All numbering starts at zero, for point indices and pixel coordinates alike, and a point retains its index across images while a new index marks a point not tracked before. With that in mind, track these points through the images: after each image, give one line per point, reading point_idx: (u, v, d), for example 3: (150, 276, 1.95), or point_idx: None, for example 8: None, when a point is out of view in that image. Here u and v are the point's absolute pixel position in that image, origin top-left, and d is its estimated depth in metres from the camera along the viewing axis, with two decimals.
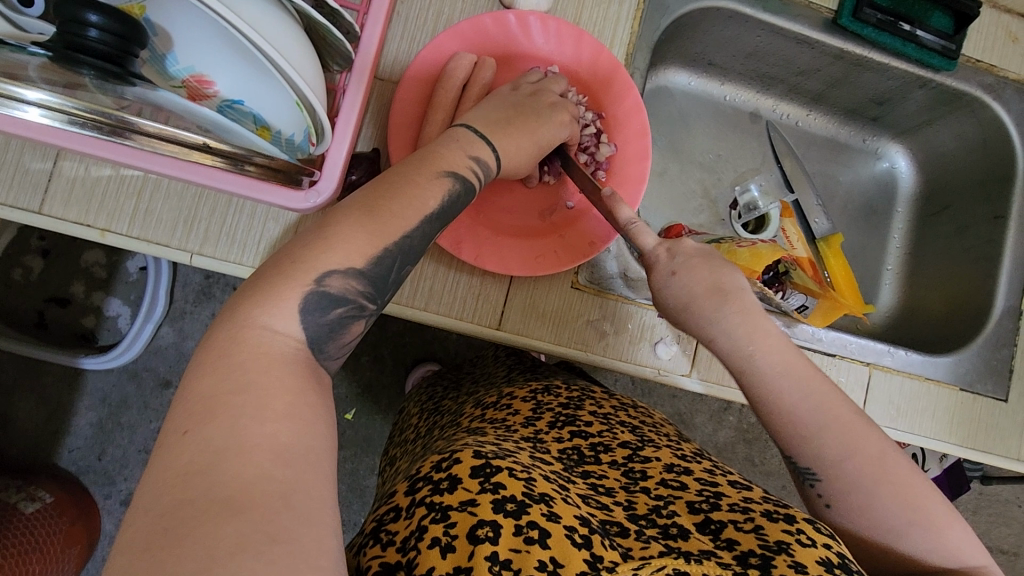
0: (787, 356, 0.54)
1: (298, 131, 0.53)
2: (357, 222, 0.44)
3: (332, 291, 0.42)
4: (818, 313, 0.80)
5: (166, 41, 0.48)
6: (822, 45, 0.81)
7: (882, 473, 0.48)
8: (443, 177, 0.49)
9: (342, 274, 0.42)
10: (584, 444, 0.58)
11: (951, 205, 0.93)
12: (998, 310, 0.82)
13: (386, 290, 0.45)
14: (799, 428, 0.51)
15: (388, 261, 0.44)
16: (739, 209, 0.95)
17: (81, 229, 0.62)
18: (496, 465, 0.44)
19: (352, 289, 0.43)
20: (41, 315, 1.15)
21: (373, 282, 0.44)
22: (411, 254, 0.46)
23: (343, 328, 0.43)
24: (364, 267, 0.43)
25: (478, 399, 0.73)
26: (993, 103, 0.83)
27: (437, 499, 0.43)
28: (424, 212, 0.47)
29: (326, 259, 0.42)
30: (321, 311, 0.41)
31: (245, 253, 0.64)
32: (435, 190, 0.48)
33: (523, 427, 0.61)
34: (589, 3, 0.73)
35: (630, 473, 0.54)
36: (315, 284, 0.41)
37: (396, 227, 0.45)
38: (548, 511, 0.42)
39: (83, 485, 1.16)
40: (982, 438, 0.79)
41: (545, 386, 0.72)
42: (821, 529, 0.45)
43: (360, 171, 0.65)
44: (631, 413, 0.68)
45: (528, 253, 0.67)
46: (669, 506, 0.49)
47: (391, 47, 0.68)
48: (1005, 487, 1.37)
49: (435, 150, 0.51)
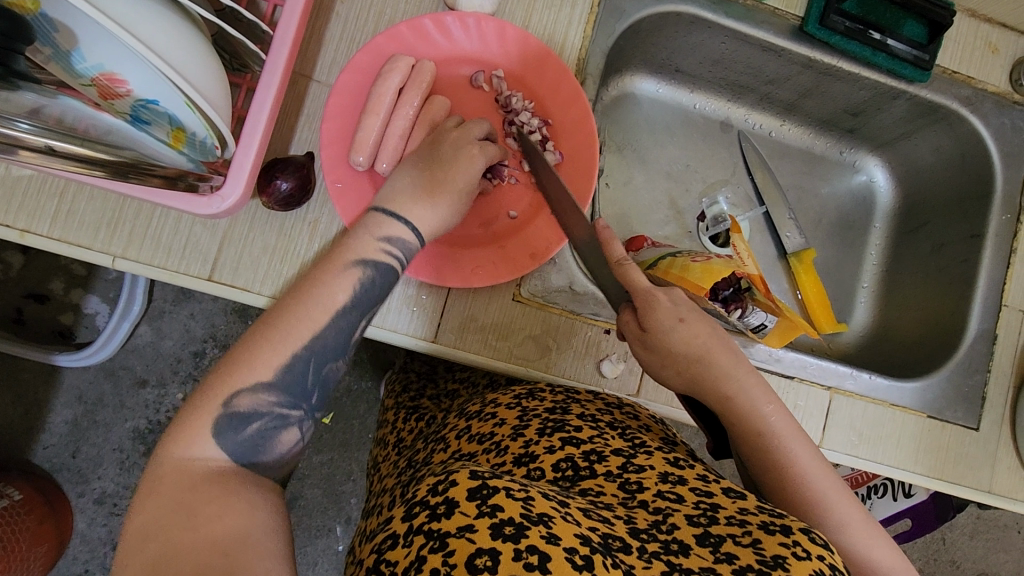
0: (788, 422, 0.56)
1: (210, 134, 0.52)
2: (266, 337, 0.48)
3: (242, 409, 0.47)
4: (775, 333, 0.76)
5: (69, 38, 0.44)
6: (790, 53, 0.78)
7: (857, 530, 0.52)
8: (353, 268, 0.52)
9: (248, 390, 0.47)
10: (577, 453, 0.54)
11: (928, 222, 0.89)
12: (971, 333, 0.78)
13: (306, 394, 0.50)
14: (785, 480, 0.54)
15: (299, 364, 0.49)
16: (707, 221, 0.92)
17: (1, 229, 0.60)
18: (492, 485, 0.41)
19: (263, 403, 0.47)
20: (19, 312, 1.14)
21: (285, 391, 0.48)
22: (323, 351, 0.50)
23: (269, 439, 0.48)
24: (272, 377, 0.48)
25: (461, 406, 0.68)
26: (970, 117, 0.79)
27: (435, 526, 0.40)
28: (333, 308, 0.50)
29: (239, 377, 0.47)
30: (237, 431, 0.46)
31: (170, 256, 0.62)
32: (344, 284, 0.51)
33: (512, 442, 0.56)
34: (539, 6, 0.70)
35: (627, 485, 0.50)
36: (223, 405, 0.46)
37: (318, 318, 0.50)
38: (547, 533, 0.39)
39: (56, 483, 1.15)
40: (951, 469, 0.75)
41: (528, 390, 0.64)
42: (817, 539, 0.43)
43: (290, 176, 0.61)
44: (620, 417, 0.61)
45: (466, 264, 0.65)
46: (668, 520, 0.46)
47: (329, 47, 0.66)
48: (1004, 510, 1.31)
49: (344, 241, 0.53)
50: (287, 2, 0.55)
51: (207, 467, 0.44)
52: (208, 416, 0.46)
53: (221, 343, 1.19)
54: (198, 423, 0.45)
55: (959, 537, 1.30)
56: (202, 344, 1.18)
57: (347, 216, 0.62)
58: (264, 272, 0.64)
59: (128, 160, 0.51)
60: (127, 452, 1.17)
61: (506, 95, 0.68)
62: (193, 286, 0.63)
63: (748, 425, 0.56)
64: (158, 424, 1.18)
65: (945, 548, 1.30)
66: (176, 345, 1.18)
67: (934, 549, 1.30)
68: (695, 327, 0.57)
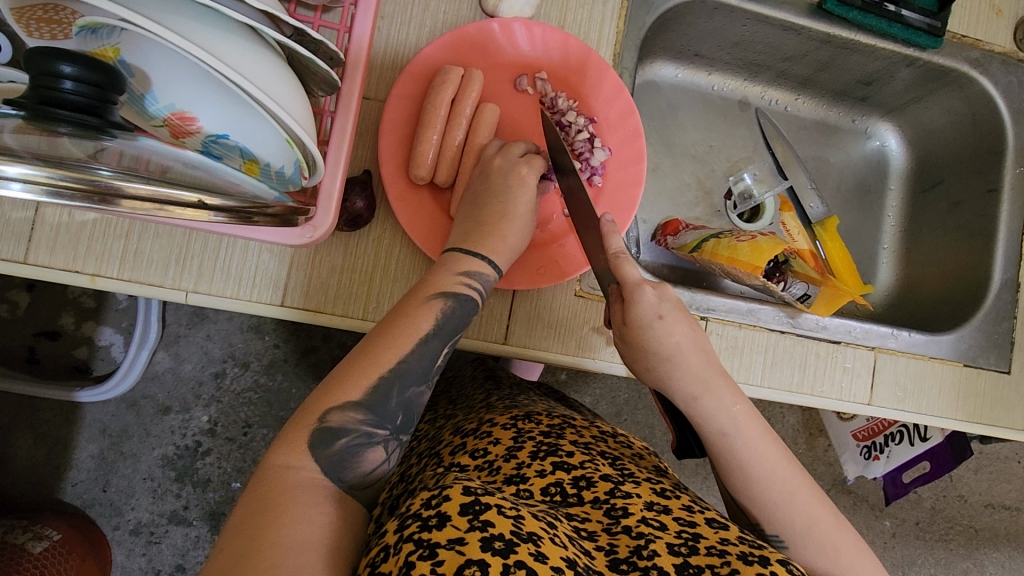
0: (754, 429, 0.57)
1: (287, 164, 0.51)
2: (356, 367, 0.52)
3: (333, 425, 0.49)
4: (820, 302, 0.80)
5: (144, 82, 0.44)
6: (809, 31, 0.80)
7: (828, 535, 0.52)
8: (434, 300, 0.57)
9: (339, 408, 0.50)
10: (567, 478, 0.53)
11: (944, 179, 0.93)
12: (995, 285, 0.82)
13: (390, 415, 0.52)
14: (752, 485, 0.55)
15: (386, 387, 0.52)
16: (734, 199, 0.95)
17: (71, 276, 0.61)
18: (485, 501, 0.41)
19: (352, 420, 0.50)
20: (32, 351, 1.11)
21: (371, 410, 0.51)
22: (406, 376, 0.53)
23: (356, 455, 0.50)
24: (361, 398, 0.51)
25: (457, 425, 0.68)
26: (980, 78, 0.82)
27: (425, 535, 0.39)
28: (418, 335, 0.54)
29: (330, 399, 0.50)
30: (328, 444, 0.49)
31: (241, 287, 0.63)
32: (427, 314, 0.56)
33: (503, 461, 0.56)
34: (572, 5, 0.71)
35: (612, 511, 0.49)
36: (318, 422, 0.49)
37: (398, 344, 0.53)
38: (535, 550, 0.39)
39: (90, 519, 1.11)
40: (989, 413, 0.80)
41: (525, 412, 0.65)
42: (793, 569, 0.44)
43: (362, 197, 0.64)
44: (612, 444, 0.62)
45: (531, 265, 0.67)
46: (649, 546, 0.46)
47: (376, 65, 0.67)
48: (1005, 444, 1.39)
49: (426, 279, 0.59)
50: (354, 30, 0.57)
51: (299, 476, 0.46)
52: (304, 429, 0.49)
53: (241, 362, 1.15)
54: (297, 436, 0.48)
55: (964, 473, 1.37)
56: (222, 364, 1.15)
57: (409, 227, 0.63)
58: (336, 293, 0.65)
59: (243, 202, 0.47)
60: (158, 480, 1.13)
61: (552, 97, 0.69)
62: (266, 312, 0.64)
63: (716, 427, 0.58)
64: (186, 448, 1.14)
65: (953, 485, 1.37)
66: (196, 369, 1.14)
67: (943, 488, 1.37)
68: (671, 326, 0.61)
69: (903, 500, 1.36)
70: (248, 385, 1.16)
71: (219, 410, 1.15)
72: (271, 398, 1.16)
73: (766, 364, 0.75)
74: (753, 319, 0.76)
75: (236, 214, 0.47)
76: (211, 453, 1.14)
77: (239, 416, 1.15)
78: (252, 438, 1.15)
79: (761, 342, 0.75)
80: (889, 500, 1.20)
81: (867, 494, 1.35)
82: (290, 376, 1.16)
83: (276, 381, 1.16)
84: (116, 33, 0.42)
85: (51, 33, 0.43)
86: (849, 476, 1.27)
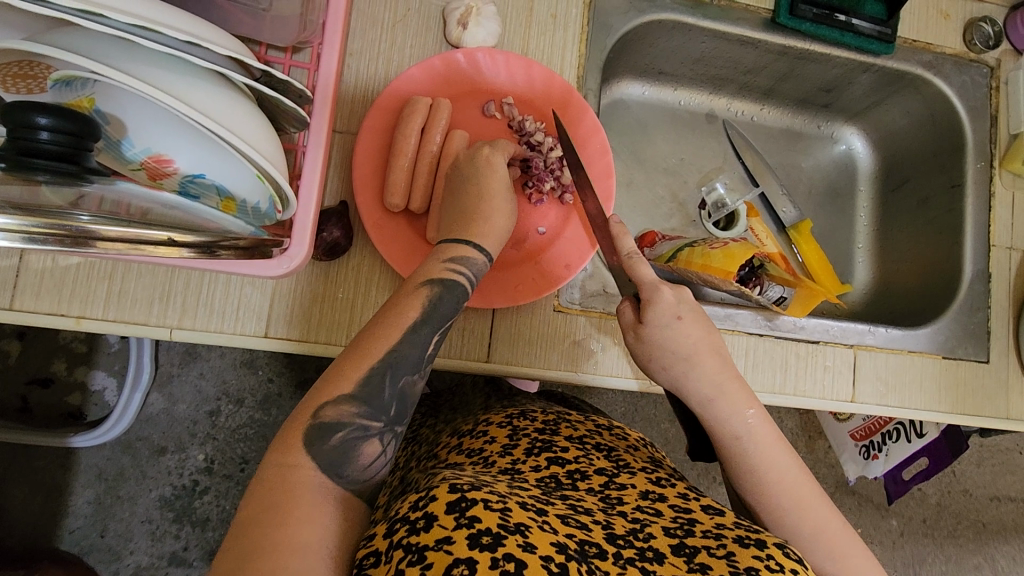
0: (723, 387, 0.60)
1: (262, 199, 0.53)
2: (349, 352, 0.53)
3: (327, 420, 0.49)
4: (796, 304, 0.82)
5: (119, 128, 0.45)
6: (765, 44, 0.83)
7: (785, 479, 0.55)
8: (422, 287, 0.57)
9: (333, 404, 0.50)
10: (561, 470, 0.55)
11: (910, 178, 0.95)
12: (968, 275, 0.84)
13: (386, 406, 0.52)
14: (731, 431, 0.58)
15: (378, 377, 0.52)
16: (708, 208, 0.97)
17: (57, 319, 0.62)
18: (471, 497, 0.42)
19: (347, 413, 0.50)
20: (24, 400, 1.11)
21: (366, 402, 0.51)
22: (397, 365, 0.53)
23: (354, 451, 0.50)
24: (354, 391, 0.51)
25: (455, 427, 0.69)
26: (934, 79, 0.86)
27: (413, 540, 0.40)
28: (405, 325, 0.54)
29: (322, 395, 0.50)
30: (324, 440, 0.49)
31: (225, 320, 0.65)
32: (414, 300, 0.56)
33: (500, 457, 0.57)
34: (534, 32, 0.75)
35: (608, 498, 0.51)
36: (312, 418, 0.49)
37: (381, 344, 0.53)
38: (524, 542, 0.39)
39: (89, 566, 1.10)
40: (970, 402, 0.81)
41: (521, 411, 0.67)
42: (790, 553, 0.44)
43: (335, 227, 0.66)
44: (607, 436, 0.64)
45: (508, 283, 0.68)
46: (645, 529, 0.47)
47: (347, 99, 0.70)
48: (1005, 436, 1.39)
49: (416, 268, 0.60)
50: (320, 69, 0.59)
51: (303, 476, 0.47)
52: (301, 427, 0.49)
53: (235, 398, 1.16)
54: (292, 435, 0.48)
55: (966, 468, 1.37)
56: (216, 402, 1.15)
57: (386, 252, 0.65)
58: (319, 321, 0.66)
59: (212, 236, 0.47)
60: (157, 522, 1.12)
61: (519, 120, 0.72)
62: (251, 344, 0.65)
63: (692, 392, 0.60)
64: (184, 488, 1.13)
65: (957, 481, 1.37)
66: (189, 408, 1.15)
67: (947, 483, 1.36)
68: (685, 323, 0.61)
69: (908, 498, 1.35)
70: (243, 421, 1.16)
71: (215, 447, 1.15)
72: (267, 432, 1.16)
73: (747, 366, 0.76)
74: (732, 324, 0.77)
75: (203, 248, 0.47)
76: (210, 491, 1.14)
77: (235, 452, 1.15)
78: (250, 474, 1.15)
79: (742, 345, 0.76)
80: (890, 500, 1.20)
81: (870, 494, 1.35)
82: (285, 410, 1.16)
83: (271, 415, 1.16)
84: (89, 85, 0.44)
85: (28, 87, 0.46)
86: (851, 476, 1.26)
